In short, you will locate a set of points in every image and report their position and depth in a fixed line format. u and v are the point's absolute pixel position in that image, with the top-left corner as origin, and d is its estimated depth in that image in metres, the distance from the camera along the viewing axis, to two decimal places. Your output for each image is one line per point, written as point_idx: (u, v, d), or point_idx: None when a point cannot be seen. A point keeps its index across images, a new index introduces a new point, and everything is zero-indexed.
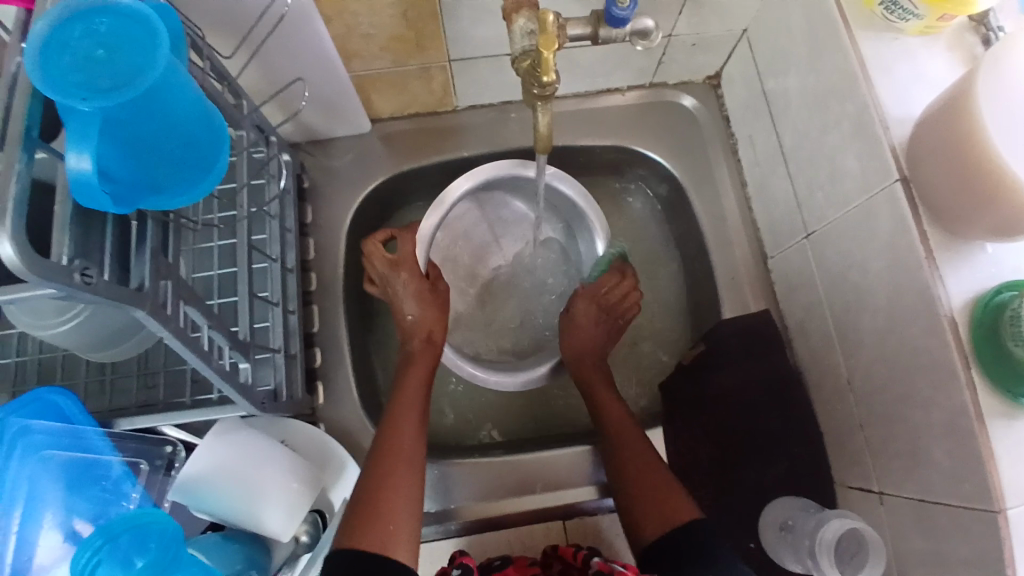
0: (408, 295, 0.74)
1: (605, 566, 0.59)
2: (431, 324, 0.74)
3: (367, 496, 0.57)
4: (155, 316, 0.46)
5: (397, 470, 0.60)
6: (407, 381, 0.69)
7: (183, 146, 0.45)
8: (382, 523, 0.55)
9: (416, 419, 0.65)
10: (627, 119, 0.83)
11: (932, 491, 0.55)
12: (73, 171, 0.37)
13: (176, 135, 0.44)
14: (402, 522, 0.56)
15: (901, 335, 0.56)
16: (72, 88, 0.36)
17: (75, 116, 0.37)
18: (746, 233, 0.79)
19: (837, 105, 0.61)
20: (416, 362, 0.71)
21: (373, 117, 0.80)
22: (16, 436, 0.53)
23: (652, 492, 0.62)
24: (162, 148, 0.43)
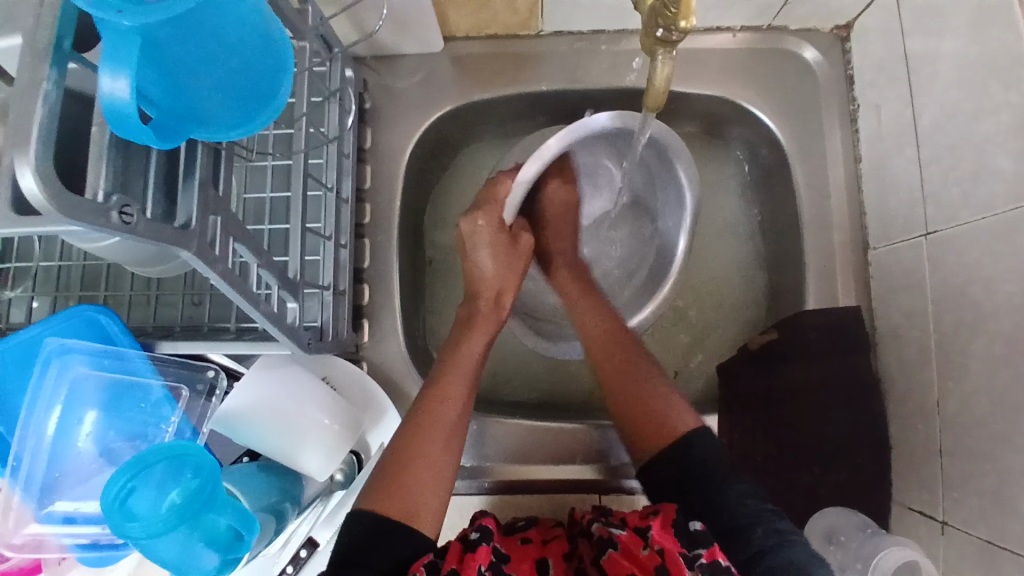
0: (483, 246, 0.68)
1: (604, 531, 0.56)
2: (501, 282, 0.68)
3: (395, 463, 0.55)
4: (201, 257, 0.41)
5: (430, 434, 0.56)
6: (466, 345, 0.64)
7: (242, 70, 0.35)
8: (406, 491, 0.53)
9: (465, 386, 0.60)
10: (733, 66, 0.72)
11: (1006, 539, 0.50)
12: (107, 96, 0.30)
13: (230, 54, 0.35)
14: (431, 500, 0.54)
15: (1015, 369, 0.50)
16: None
17: (110, 30, 0.30)
18: (849, 216, 0.70)
19: (1002, 90, 0.51)
20: (477, 325, 0.65)
21: (447, 34, 0.72)
22: (53, 354, 0.53)
23: (650, 422, 0.61)
24: (211, 72, 0.34)
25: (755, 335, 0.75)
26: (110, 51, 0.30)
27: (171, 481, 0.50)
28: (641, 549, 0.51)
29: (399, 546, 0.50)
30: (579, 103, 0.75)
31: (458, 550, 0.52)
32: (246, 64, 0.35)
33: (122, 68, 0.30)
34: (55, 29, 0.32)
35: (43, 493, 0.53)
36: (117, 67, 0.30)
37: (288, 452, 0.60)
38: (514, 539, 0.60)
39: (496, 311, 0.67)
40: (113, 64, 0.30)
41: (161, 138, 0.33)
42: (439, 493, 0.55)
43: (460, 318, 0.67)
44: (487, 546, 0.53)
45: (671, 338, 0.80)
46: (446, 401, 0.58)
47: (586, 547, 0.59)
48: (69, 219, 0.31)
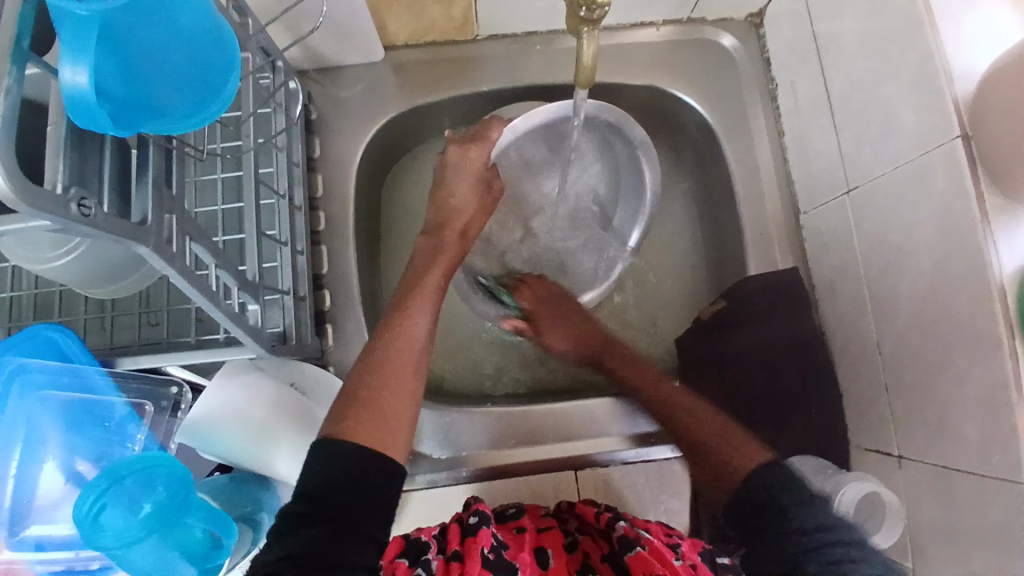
0: (463, 177, 0.67)
1: (631, 531, 0.57)
2: (471, 216, 0.67)
3: (360, 394, 0.51)
4: (160, 254, 0.41)
5: (397, 360, 0.53)
6: (428, 276, 0.61)
7: (190, 63, 0.37)
8: (376, 421, 0.50)
9: (429, 315, 0.58)
10: (660, 57, 0.77)
11: (956, 460, 0.54)
12: (68, 86, 0.31)
13: (177, 50, 0.36)
14: (398, 428, 0.50)
15: (942, 301, 0.54)
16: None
17: (69, 17, 0.31)
18: (779, 186, 0.75)
19: (898, 52, 0.56)
20: (439, 255, 0.63)
21: (387, 44, 0.74)
22: (13, 373, 0.52)
23: (723, 451, 0.58)
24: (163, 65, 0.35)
25: (706, 307, 0.78)
26: (70, 41, 0.31)
27: (143, 495, 0.49)
28: (673, 558, 0.53)
29: (376, 479, 0.47)
30: (520, 101, 0.79)
31: (458, 532, 0.55)
32: (194, 56, 0.37)
33: (82, 57, 0.31)
34: (13, 27, 0.33)
35: (13, 520, 0.52)
36: (77, 57, 0.31)
37: (266, 449, 0.59)
38: (510, 529, 0.61)
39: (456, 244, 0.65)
40: (73, 55, 0.31)
41: (119, 125, 0.34)
42: (409, 420, 0.52)
43: (422, 250, 0.64)
44: (487, 530, 0.55)
45: (628, 320, 0.83)
46: (408, 326, 0.56)
47: (590, 543, 0.61)
48: (33, 209, 0.31)
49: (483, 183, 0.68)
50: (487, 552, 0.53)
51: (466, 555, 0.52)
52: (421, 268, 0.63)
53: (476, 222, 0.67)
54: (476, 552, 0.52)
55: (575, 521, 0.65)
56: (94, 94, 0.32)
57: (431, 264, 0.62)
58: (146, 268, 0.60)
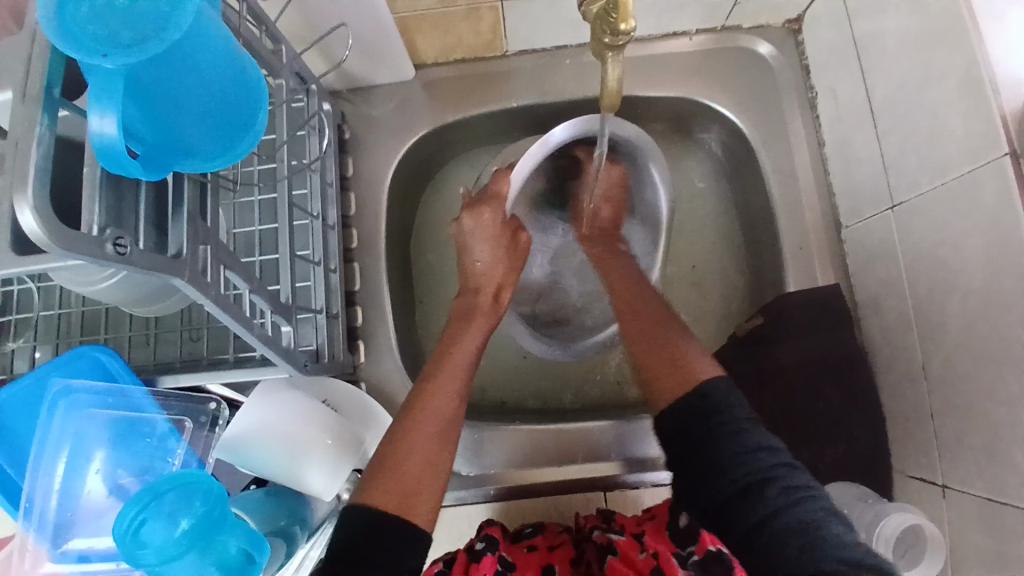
0: (482, 240, 0.72)
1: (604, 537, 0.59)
2: (500, 278, 0.71)
3: (388, 451, 0.54)
4: (194, 284, 0.42)
5: (428, 423, 0.56)
6: (465, 338, 0.64)
7: (215, 102, 0.37)
8: (403, 479, 0.52)
9: (462, 376, 0.61)
10: (694, 66, 0.76)
11: (1002, 493, 0.51)
12: (96, 136, 0.32)
13: (202, 90, 0.36)
14: (427, 485, 0.53)
15: (993, 324, 0.51)
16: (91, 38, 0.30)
17: (93, 69, 0.32)
18: (819, 197, 0.73)
19: (943, 58, 0.53)
20: (473, 323, 0.67)
21: (417, 62, 0.75)
22: (59, 393, 0.55)
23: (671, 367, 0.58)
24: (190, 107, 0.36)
25: (742, 323, 0.76)
26: (94, 91, 0.31)
27: (184, 508, 0.51)
28: (638, 553, 0.55)
29: (396, 548, 0.48)
30: (549, 115, 0.79)
31: (465, 562, 0.57)
32: (220, 97, 0.38)
33: (108, 107, 0.32)
34: (44, 75, 0.34)
35: (57, 532, 0.54)
36: (104, 105, 0.31)
37: (295, 471, 0.61)
38: (521, 547, 0.61)
39: (490, 312, 0.68)
40: (100, 103, 0.31)
41: (148, 169, 0.35)
42: (436, 482, 0.53)
43: (460, 312, 0.69)
44: (490, 556, 0.57)
45: None
46: (440, 395, 0.58)
47: (598, 551, 0.61)
48: (68, 251, 0.33)
49: (505, 239, 0.72)
50: None
51: None
52: (456, 330, 0.67)
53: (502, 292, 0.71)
54: None
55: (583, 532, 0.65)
56: (122, 140, 0.32)
57: (466, 332, 0.66)
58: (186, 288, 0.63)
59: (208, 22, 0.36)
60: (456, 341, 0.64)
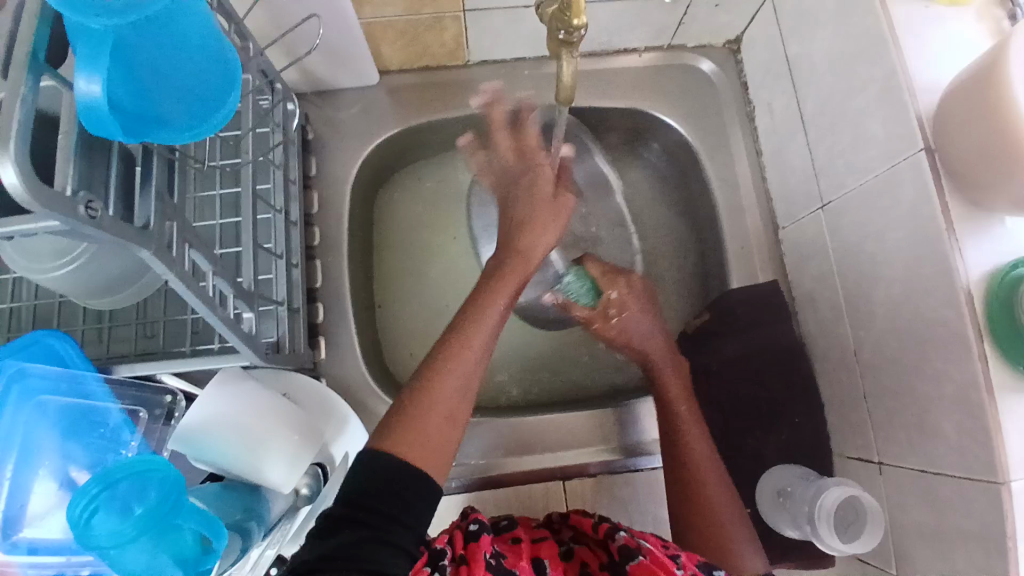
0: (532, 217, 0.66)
1: (632, 541, 0.58)
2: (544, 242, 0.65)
3: (396, 415, 0.53)
4: (162, 258, 0.42)
5: (442, 387, 0.54)
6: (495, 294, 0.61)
7: (191, 75, 0.39)
8: (412, 444, 0.51)
9: (485, 339, 0.58)
10: (643, 81, 0.81)
11: (935, 463, 0.55)
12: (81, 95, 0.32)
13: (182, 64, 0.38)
14: (439, 447, 0.53)
15: (916, 307, 0.56)
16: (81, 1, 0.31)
17: (81, 33, 0.33)
18: (758, 202, 0.78)
19: (865, 68, 0.59)
20: (487, 308, 0.59)
21: (381, 68, 0.78)
22: (13, 377, 0.54)
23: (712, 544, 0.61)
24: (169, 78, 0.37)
25: (691, 320, 0.80)
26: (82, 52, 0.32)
27: (136, 497, 0.50)
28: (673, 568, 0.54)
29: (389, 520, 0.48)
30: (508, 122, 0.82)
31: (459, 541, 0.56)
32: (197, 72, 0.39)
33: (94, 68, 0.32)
34: (29, 40, 0.35)
35: (7, 526, 0.53)
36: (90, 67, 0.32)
37: (253, 463, 0.59)
38: (504, 539, 0.61)
39: (516, 278, 0.62)
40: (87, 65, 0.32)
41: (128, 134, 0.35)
42: (448, 450, 0.53)
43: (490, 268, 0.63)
44: (487, 536, 0.56)
45: None
46: (460, 358, 0.56)
47: (586, 552, 0.62)
48: (44, 209, 0.33)
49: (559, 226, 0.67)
50: (489, 559, 0.54)
51: (470, 561, 0.53)
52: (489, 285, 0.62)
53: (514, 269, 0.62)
54: (479, 558, 0.53)
55: (568, 530, 0.66)
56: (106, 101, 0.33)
57: (482, 311, 0.59)
58: (145, 279, 0.63)
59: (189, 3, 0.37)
60: (481, 303, 0.59)
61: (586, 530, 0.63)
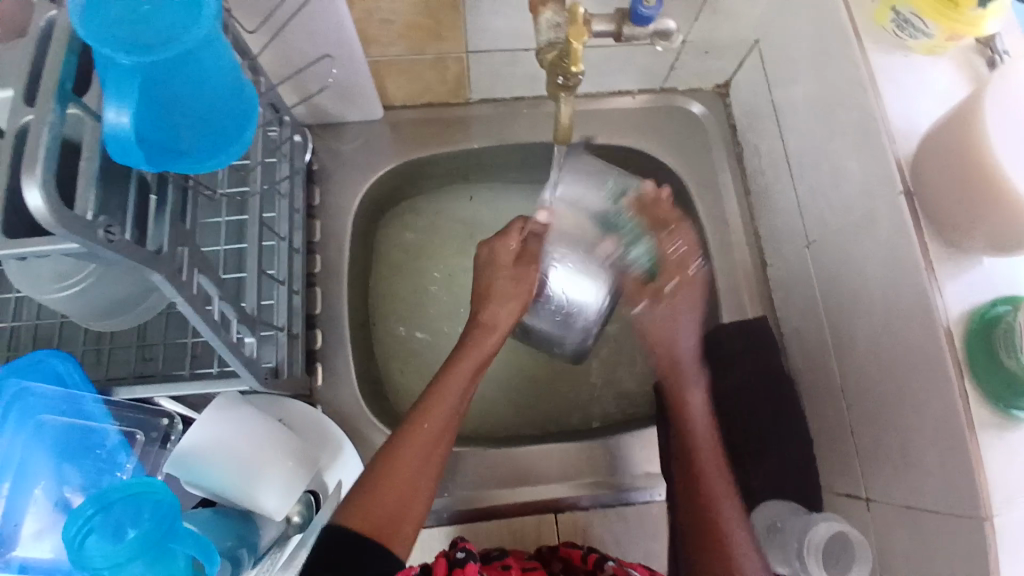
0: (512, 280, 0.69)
1: None
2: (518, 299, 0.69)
3: (367, 479, 0.56)
4: (171, 282, 0.44)
5: (411, 449, 0.58)
6: (461, 361, 0.64)
7: (213, 109, 0.41)
8: (378, 510, 0.54)
9: (452, 404, 0.61)
10: (636, 122, 0.84)
11: (919, 495, 0.56)
12: (109, 126, 0.34)
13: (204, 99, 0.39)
14: (409, 513, 0.56)
15: (898, 342, 0.57)
16: (116, 38, 0.33)
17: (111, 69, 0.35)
18: (747, 240, 0.81)
19: (844, 114, 0.62)
20: (445, 386, 0.62)
21: (385, 104, 0.81)
22: (16, 396, 0.55)
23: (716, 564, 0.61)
24: (191, 112, 0.39)
25: None
26: (112, 85, 0.34)
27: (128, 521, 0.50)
28: None
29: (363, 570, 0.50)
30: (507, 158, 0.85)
31: (445, 569, 0.57)
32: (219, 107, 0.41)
33: (123, 101, 0.34)
34: (57, 71, 0.37)
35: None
36: (120, 100, 0.34)
37: (247, 488, 0.60)
38: (494, 567, 0.61)
39: (481, 344, 0.65)
40: (116, 98, 0.34)
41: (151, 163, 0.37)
42: (415, 514, 0.56)
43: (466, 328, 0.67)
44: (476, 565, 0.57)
45: (612, 365, 0.85)
46: (428, 422, 0.59)
47: None
48: (65, 231, 0.35)
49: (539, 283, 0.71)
50: None
51: None
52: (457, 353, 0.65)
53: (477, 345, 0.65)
54: None
55: (558, 563, 0.65)
56: (132, 132, 0.35)
57: (440, 393, 0.61)
58: (148, 301, 0.64)
59: (220, 45, 0.39)
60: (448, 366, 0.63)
61: (575, 562, 0.64)
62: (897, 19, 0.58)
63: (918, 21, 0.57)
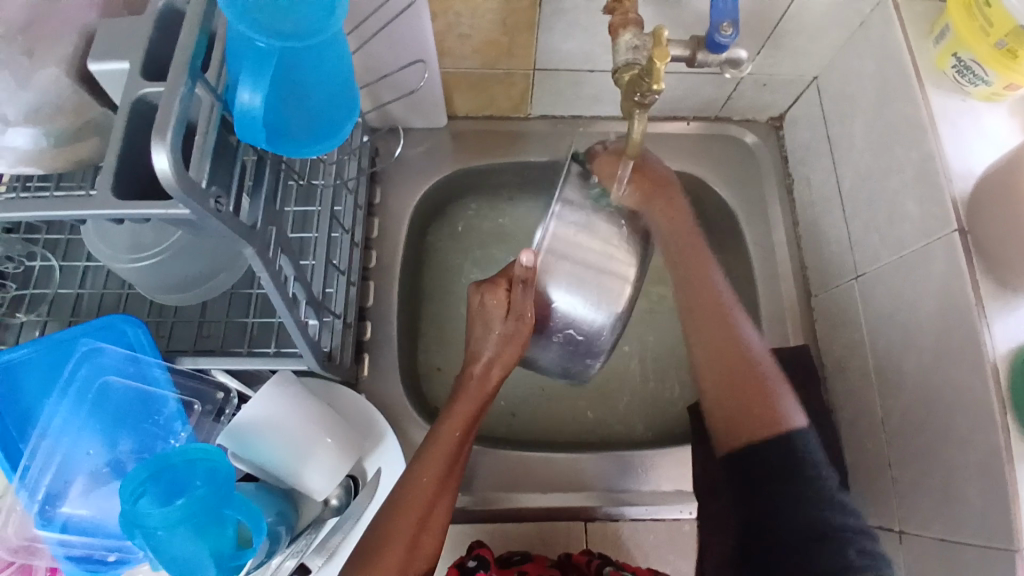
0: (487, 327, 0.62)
1: None
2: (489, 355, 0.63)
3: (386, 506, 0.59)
4: (261, 256, 0.46)
5: (423, 479, 0.60)
6: (460, 405, 0.63)
7: (326, 100, 0.43)
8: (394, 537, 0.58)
9: (457, 438, 0.63)
10: (690, 147, 0.87)
11: (956, 531, 0.56)
12: (241, 104, 0.37)
13: (321, 90, 0.42)
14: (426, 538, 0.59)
15: (943, 379, 0.58)
16: (258, 24, 0.36)
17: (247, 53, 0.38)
18: (793, 269, 0.82)
19: (903, 154, 0.64)
20: (449, 423, 0.63)
21: (449, 113, 0.84)
22: (85, 356, 0.59)
23: (748, 421, 0.63)
24: (308, 100, 0.41)
25: None
26: (249, 68, 0.37)
27: (176, 491, 0.52)
28: None
29: None
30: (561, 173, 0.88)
31: None
32: (331, 99, 0.43)
33: (257, 83, 0.37)
34: (190, 48, 0.40)
35: (48, 499, 0.57)
36: (254, 81, 0.37)
37: (297, 467, 0.63)
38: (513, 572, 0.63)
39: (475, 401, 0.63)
40: (251, 79, 0.37)
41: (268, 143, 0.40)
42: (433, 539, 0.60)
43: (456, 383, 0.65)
44: None
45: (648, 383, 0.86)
46: (435, 455, 0.61)
47: None
48: (184, 197, 0.37)
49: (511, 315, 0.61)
50: None
51: None
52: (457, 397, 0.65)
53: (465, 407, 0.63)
54: None
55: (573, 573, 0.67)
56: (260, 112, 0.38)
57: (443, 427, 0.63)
58: (215, 280, 0.66)
59: (340, 40, 0.42)
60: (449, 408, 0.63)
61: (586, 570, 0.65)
62: (958, 66, 0.60)
63: (978, 70, 0.58)
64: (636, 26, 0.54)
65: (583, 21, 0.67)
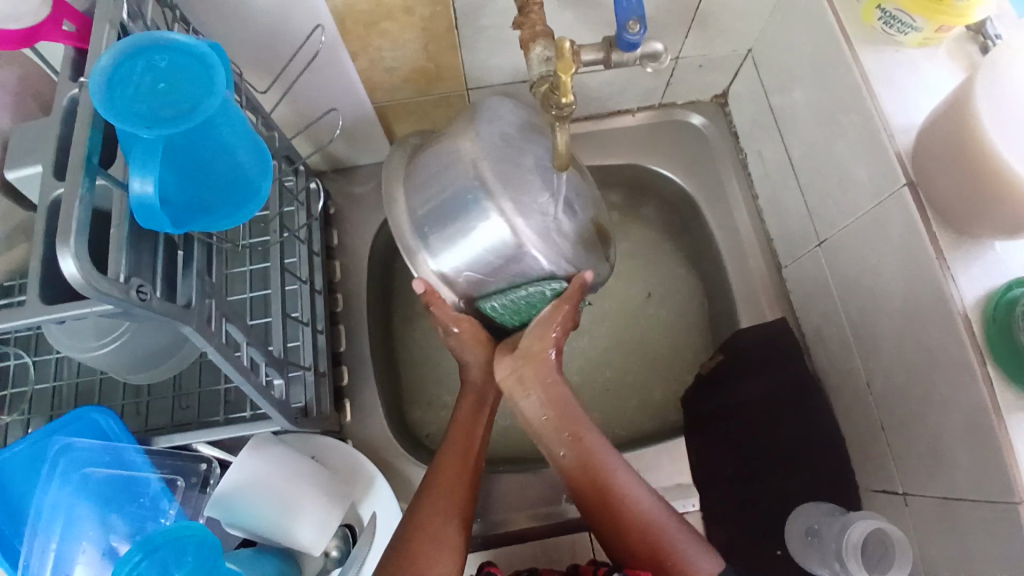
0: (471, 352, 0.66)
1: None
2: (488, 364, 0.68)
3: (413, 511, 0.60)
4: (201, 332, 0.46)
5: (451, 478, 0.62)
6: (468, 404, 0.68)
7: (232, 170, 0.43)
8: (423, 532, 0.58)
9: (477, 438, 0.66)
10: (639, 140, 0.86)
11: (955, 489, 0.55)
12: (136, 195, 0.37)
13: (223, 161, 0.42)
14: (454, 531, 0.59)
15: (918, 337, 0.57)
16: (134, 115, 0.36)
17: (136, 145, 0.37)
18: (760, 245, 0.81)
19: (843, 116, 0.63)
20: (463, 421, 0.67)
21: (395, 145, 0.84)
22: (59, 453, 0.58)
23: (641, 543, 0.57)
24: (211, 175, 0.41)
25: (705, 361, 0.83)
26: (139, 159, 0.37)
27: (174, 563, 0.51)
28: None
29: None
30: None
31: None
32: (237, 166, 0.43)
33: (150, 172, 0.37)
34: (84, 147, 0.40)
35: None
36: (147, 171, 0.37)
37: (284, 525, 0.62)
38: None
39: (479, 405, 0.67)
40: (143, 169, 0.37)
41: (178, 225, 0.40)
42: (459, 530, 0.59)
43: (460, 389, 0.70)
44: None
45: (632, 380, 0.87)
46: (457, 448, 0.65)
47: None
48: (98, 296, 0.37)
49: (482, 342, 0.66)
50: None
51: None
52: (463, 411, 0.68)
53: (460, 429, 0.66)
54: None
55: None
56: (158, 198, 0.37)
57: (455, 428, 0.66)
58: (183, 351, 0.66)
59: (237, 112, 0.42)
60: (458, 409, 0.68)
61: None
62: (886, 17, 0.58)
63: (906, 16, 0.57)
64: (545, 38, 0.53)
65: (504, 37, 0.66)
